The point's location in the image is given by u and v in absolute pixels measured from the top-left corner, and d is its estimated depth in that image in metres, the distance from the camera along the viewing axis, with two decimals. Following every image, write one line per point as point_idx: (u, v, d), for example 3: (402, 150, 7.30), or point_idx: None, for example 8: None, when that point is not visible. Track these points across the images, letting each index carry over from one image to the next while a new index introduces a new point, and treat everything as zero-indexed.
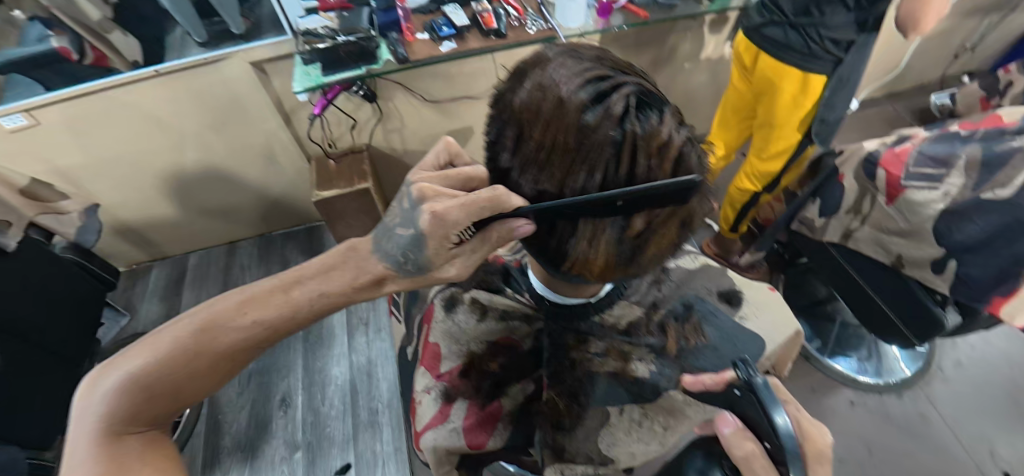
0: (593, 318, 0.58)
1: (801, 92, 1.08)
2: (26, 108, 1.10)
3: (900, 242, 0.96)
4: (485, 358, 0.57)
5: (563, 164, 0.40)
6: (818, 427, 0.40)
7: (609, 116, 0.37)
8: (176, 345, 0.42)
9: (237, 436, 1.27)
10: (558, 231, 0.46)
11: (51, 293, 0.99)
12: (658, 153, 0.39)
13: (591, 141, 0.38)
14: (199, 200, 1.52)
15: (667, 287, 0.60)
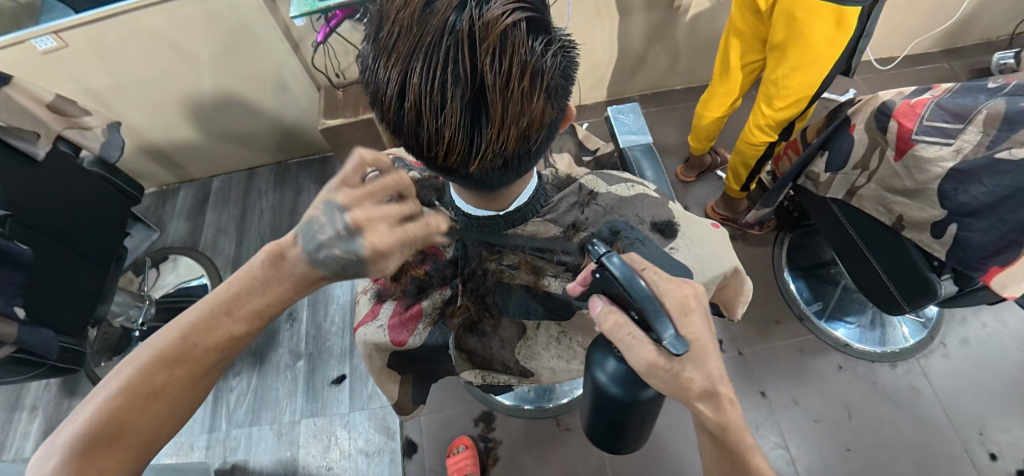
0: (505, 231, 0.58)
1: (834, 27, 0.93)
2: (55, 30, 1.17)
3: (903, 201, 0.90)
4: (412, 265, 0.61)
5: (406, 49, 0.42)
6: (675, 284, 0.47)
7: (446, 3, 0.40)
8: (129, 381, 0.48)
9: (248, 343, 1.41)
10: (413, 119, 0.44)
11: (80, 201, 1.10)
12: (497, 46, 0.40)
13: (428, 25, 0.41)
14: (219, 125, 1.60)
15: (593, 211, 0.59)
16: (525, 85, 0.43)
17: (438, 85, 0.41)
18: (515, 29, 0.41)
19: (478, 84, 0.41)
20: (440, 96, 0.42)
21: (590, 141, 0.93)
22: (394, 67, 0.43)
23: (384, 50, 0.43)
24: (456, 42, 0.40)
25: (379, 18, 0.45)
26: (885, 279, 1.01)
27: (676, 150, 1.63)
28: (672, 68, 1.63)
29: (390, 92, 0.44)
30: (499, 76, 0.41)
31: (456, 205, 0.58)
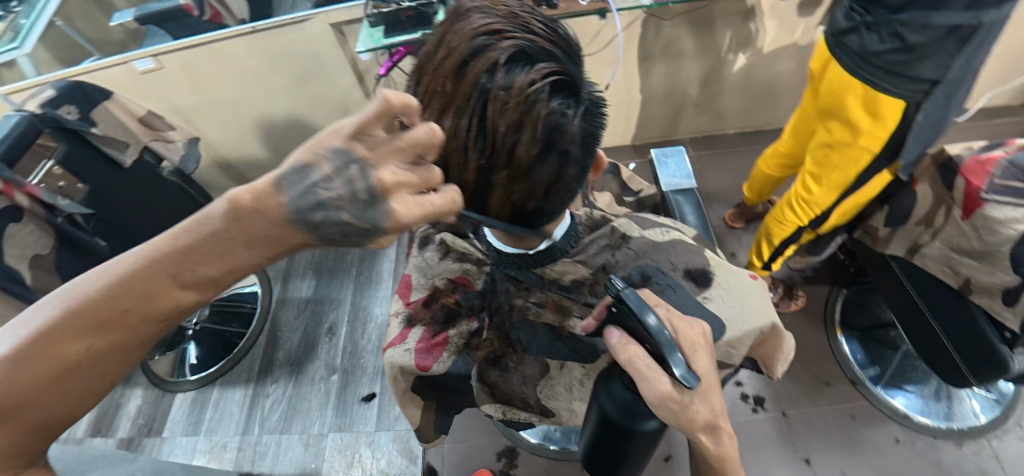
0: (533, 269, 0.59)
1: (869, 112, 0.88)
2: (154, 53, 1.33)
3: (970, 264, 0.83)
4: (444, 292, 0.63)
5: (438, 105, 0.44)
6: (686, 321, 0.46)
7: (481, 65, 0.42)
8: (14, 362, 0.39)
9: (288, 351, 1.47)
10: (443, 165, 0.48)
11: (153, 204, 1.22)
12: (519, 111, 0.42)
13: (463, 84, 0.43)
14: (287, 145, 1.73)
15: (624, 254, 0.58)
16: (538, 146, 0.45)
17: (462, 139, 0.45)
18: (538, 97, 0.43)
19: (499, 145, 0.44)
20: (466, 151, 0.45)
21: (633, 182, 0.90)
22: (428, 114, 0.46)
23: (422, 95, 0.46)
24: (484, 103, 0.43)
25: (420, 67, 0.47)
26: (949, 349, 0.92)
27: (724, 194, 1.58)
28: (724, 111, 1.60)
29: None
30: (518, 141, 0.44)
31: (489, 240, 0.60)
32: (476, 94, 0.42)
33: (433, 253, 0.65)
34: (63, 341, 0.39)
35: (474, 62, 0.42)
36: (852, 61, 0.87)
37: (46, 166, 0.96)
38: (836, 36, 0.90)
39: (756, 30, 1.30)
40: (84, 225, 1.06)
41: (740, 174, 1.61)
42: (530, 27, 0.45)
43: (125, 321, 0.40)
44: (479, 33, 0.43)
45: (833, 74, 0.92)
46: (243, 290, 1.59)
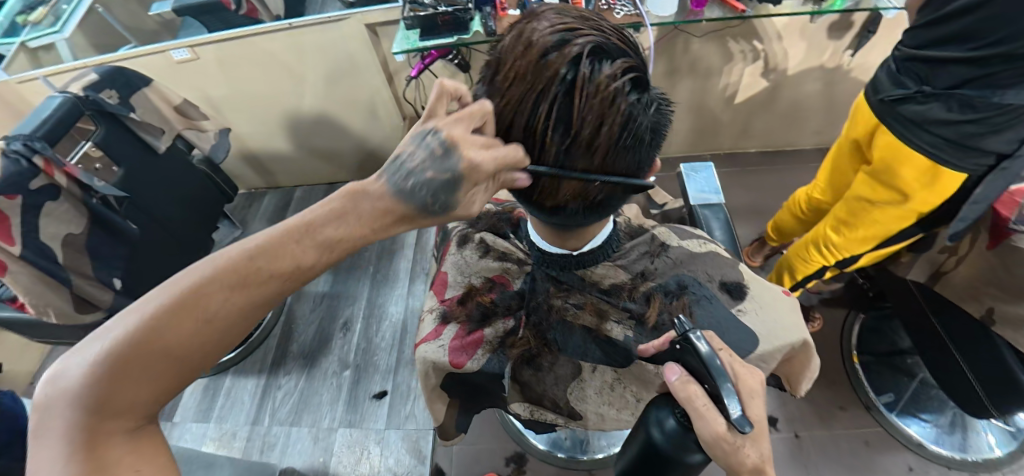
0: (575, 271, 0.60)
1: (926, 184, 0.85)
2: (192, 44, 1.37)
3: (997, 294, 0.83)
4: (481, 290, 0.63)
5: (515, 96, 0.44)
6: (749, 370, 0.46)
7: (562, 57, 0.41)
8: (163, 308, 0.39)
9: (302, 344, 1.49)
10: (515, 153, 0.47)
11: (183, 193, 1.24)
12: (599, 106, 0.42)
13: (542, 75, 0.42)
14: (312, 142, 1.76)
15: (662, 262, 0.59)
16: (617, 135, 0.44)
17: (544, 130, 0.44)
18: (620, 85, 0.42)
19: (573, 136, 0.44)
20: (540, 141, 0.45)
21: (659, 195, 0.92)
22: (506, 108, 0.45)
23: (500, 90, 0.45)
24: (568, 93, 0.42)
25: (494, 60, 0.47)
26: (969, 378, 0.92)
27: (743, 211, 1.58)
28: (746, 130, 1.61)
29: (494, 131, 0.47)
30: (594, 133, 0.44)
31: (533, 240, 0.61)
32: (560, 84, 0.41)
33: (472, 252, 0.66)
34: (209, 301, 0.40)
35: (556, 54, 0.41)
36: (916, 133, 0.81)
37: (84, 147, 1.01)
38: (887, 101, 0.85)
39: (784, 51, 1.31)
40: (117, 207, 1.06)
41: (760, 192, 1.61)
42: (601, 23, 0.45)
43: (258, 277, 0.41)
44: (556, 28, 0.42)
45: (883, 137, 0.88)
46: None
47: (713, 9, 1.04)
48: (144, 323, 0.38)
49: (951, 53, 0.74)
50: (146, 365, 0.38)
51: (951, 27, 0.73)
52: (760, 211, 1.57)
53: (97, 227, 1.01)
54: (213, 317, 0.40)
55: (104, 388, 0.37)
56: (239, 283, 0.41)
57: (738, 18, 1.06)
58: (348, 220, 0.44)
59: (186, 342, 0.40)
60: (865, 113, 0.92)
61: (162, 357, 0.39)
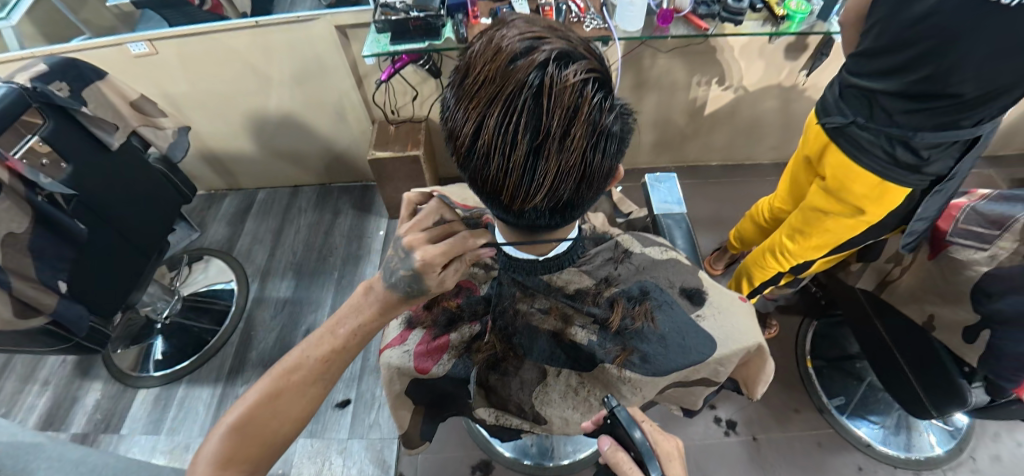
0: (541, 276, 0.58)
1: (875, 197, 0.91)
2: (149, 38, 1.32)
3: (936, 302, 0.89)
4: (447, 296, 0.62)
5: (477, 103, 0.34)
6: (663, 439, 0.54)
7: (531, 61, 0.32)
8: (263, 388, 0.52)
9: (262, 352, 1.45)
10: (475, 162, 0.37)
11: (142, 194, 1.19)
12: (571, 116, 0.33)
13: (509, 79, 0.33)
14: (276, 143, 1.71)
15: (625, 268, 0.59)
16: (592, 146, 0.35)
17: (510, 138, 0.34)
18: (592, 93, 0.33)
19: (543, 146, 0.34)
20: (507, 151, 0.35)
21: (624, 205, 0.93)
22: (469, 113, 0.35)
23: (462, 98, 0.36)
24: (536, 96, 0.33)
25: (460, 68, 0.38)
26: (912, 380, 0.98)
27: (705, 222, 1.64)
28: (708, 144, 1.67)
29: (457, 143, 0.37)
30: (567, 144, 0.34)
31: (498, 243, 0.58)
32: (527, 86, 0.32)
33: None
34: (293, 383, 0.53)
35: (524, 56, 0.33)
36: (862, 154, 0.88)
37: (31, 141, 0.92)
38: (830, 127, 0.92)
39: (744, 69, 1.38)
40: (64, 206, 1.00)
41: (722, 204, 1.68)
42: (569, 33, 0.37)
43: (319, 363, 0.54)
44: (525, 34, 0.34)
45: (832, 156, 0.93)
46: (217, 288, 1.58)
47: (678, 26, 1.09)
48: (253, 402, 0.51)
49: (890, 84, 0.80)
50: (245, 436, 0.50)
51: (889, 61, 0.79)
52: (721, 222, 1.63)
53: (41, 225, 0.95)
54: (291, 387, 0.53)
55: (226, 453, 0.49)
56: (294, 368, 0.54)
57: (701, 37, 1.11)
58: (362, 312, 0.55)
59: (275, 410, 0.52)
60: (815, 133, 0.97)
61: (252, 426, 0.51)
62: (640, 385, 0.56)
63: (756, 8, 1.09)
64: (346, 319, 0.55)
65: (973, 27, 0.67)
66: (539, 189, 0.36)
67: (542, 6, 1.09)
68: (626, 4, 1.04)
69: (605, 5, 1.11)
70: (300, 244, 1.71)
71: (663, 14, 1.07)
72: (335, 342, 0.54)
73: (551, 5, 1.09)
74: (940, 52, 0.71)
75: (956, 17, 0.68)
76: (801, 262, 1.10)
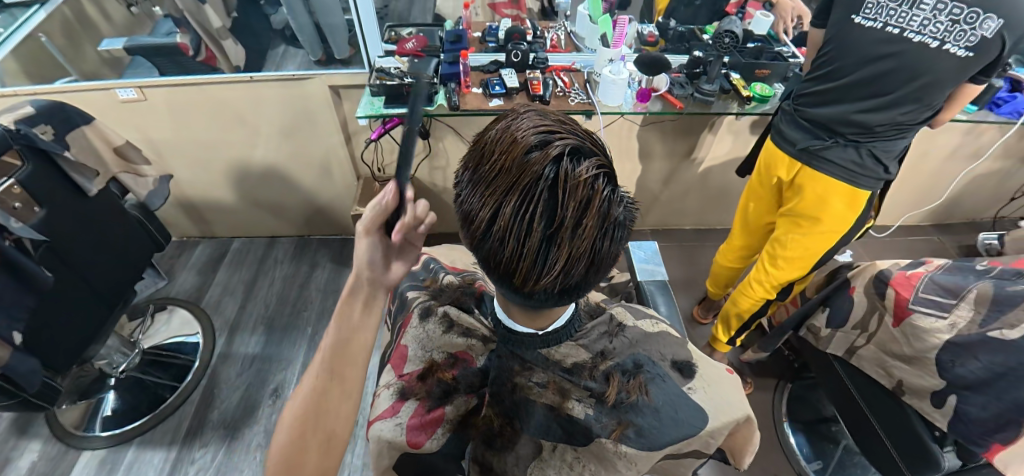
0: (539, 350, 0.54)
1: (846, 204, 1.00)
2: (140, 85, 1.34)
3: (901, 366, 0.95)
4: (443, 367, 0.57)
5: (494, 190, 0.36)
6: None
7: (545, 155, 0.34)
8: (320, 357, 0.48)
9: (224, 413, 1.36)
10: (490, 242, 0.38)
11: (114, 240, 1.15)
12: (581, 206, 0.35)
13: (525, 173, 0.34)
14: (257, 193, 1.70)
15: (620, 341, 0.57)
16: (602, 235, 0.37)
17: (525, 226, 0.35)
18: (600, 188, 0.35)
19: (556, 232, 0.35)
20: (522, 237, 0.36)
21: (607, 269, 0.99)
22: (485, 200, 0.37)
23: (479, 184, 0.38)
24: (550, 189, 0.34)
25: (475, 153, 0.40)
26: (888, 445, 1.01)
27: (681, 283, 1.69)
28: (682, 209, 1.77)
29: (474, 225, 0.39)
30: (580, 230, 0.35)
31: (498, 316, 0.55)
32: (542, 179, 0.34)
33: (434, 326, 0.60)
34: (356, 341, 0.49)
35: (539, 149, 0.35)
36: (830, 160, 0.96)
37: (5, 183, 0.89)
38: (806, 150, 0.98)
39: (714, 142, 1.49)
40: (32, 252, 0.95)
41: (697, 266, 1.74)
42: (578, 126, 0.39)
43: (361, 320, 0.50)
44: (538, 127, 0.36)
45: (803, 175, 1.00)
46: (181, 342, 1.51)
47: (655, 103, 1.18)
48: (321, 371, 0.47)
49: (852, 116, 0.92)
50: (322, 405, 0.45)
51: (861, 93, 0.90)
52: (697, 284, 1.68)
53: (4, 272, 0.89)
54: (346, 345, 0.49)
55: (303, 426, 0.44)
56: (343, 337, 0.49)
57: (676, 114, 1.20)
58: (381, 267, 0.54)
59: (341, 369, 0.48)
60: (778, 160, 1.05)
61: (326, 396, 0.46)
62: (637, 459, 0.53)
63: (728, 90, 1.20)
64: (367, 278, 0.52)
65: (935, 66, 0.82)
66: (551, 274, 0.37)
67: (531, 80, 1.17)
68: (609, 81, 1.12)
69: (588, 82, 1.21)
70: (273, 297, 1.66)
71: (642, 92, 1.16)
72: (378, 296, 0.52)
73: (540, 79, 1.17)
74: (910, 82, 0.85)
75: (926, 57, 0.82)
76: (783, 284, 1.15)
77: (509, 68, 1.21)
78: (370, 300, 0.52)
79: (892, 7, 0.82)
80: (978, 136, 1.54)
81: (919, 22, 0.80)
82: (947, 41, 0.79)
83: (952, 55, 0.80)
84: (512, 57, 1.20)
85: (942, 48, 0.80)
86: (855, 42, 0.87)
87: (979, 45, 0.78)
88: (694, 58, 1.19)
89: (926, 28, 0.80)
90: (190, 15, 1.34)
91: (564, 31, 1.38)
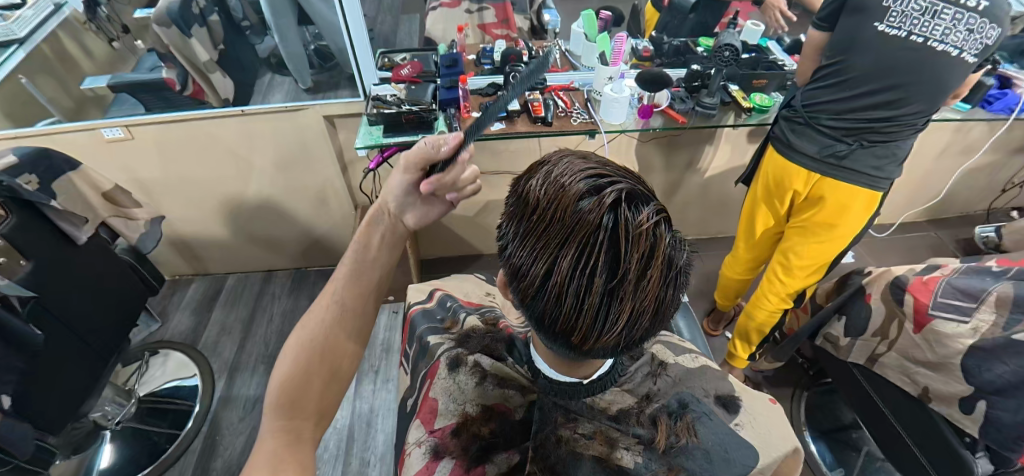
0: (583, 399, 0.52)
1: (865, 209, 1.01)
2: (129, 124, 1.30)
3: (927, 373, 0.93)
4: (478, 421, 0.53)
5: (547, 244, 0.34)
6: None
7: (600, 205, 0.32)
8: (319, 317, 0.51)
9: (228, 460, 1.30)
10: (545, 300, 0.35)
11: (104, 287, 1.10)
12: (644, 256, 0.32)
13: (581, 225, 0.32)
14: (252, 228, 1.65)
15: (664, 382, 0.55)
16: (664, 283, 0.35)
17: (584, 281, 0.33)
18: (661, 234, 0.33)
19: (619, 286, 0.33)
20: (582, 293, 0.33)
21: None
22: (539, 255, 0.34)
23: (528, 237, 0.35)
24: (609, 240, 0.32)
25: (518, 202, 0.38)
26: (918, 454, 0.98)
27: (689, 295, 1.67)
28: (684, 220, 1.76)
29: (525, 281, 0.36)
30: (644, 281, 0.33)
31: (537, 365, 0.53)
32: (603, 227, 0.32)
33: (466, 377, 0.57)
34: (357, 308, 0.53)
35: (593, 196, 0.32)
36: (847, 171, 0.96)
37: None
38: (823, 162, 0.98)
39: (714, 153, 1.49)
40: (19, 310, 0.89)
41: (704, 277, 1.73)
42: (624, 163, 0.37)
43: (367, 282, 0.54)
44: (586, 171, 0.34)
45: (821, 187, 1.00)
46: (177, 387, 1.44)
47: (656, 119, 1.18)
48: (317, 327, 0.50)
49: (862, 123, 0.92)
50: (322, 358, 0.49)
51: (869, 103, 0.90)
52: (705, 295, 1.67)
53: None
54: (347, 307, 0.52)
55: (299, 380, 0.47)
56: (345, 299, 0.52)
57: (678, 129, 1.21)
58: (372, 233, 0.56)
59: (339, 329, 0.51)
60: (791, 172, 1.03)
61: (321, 352, 0.49)
62: None
63: (728, 102, 1.21)
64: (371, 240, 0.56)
65: (944, 71, 0.83)
66: (614, 329, 0.34)
67: (531, 102, 1.15)
68: (611, 100, 1.12)
69: (589, 101, 1.20)
70: (273, 335, 1.60)
71: (643, 109, 1.17)
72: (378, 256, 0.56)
73: (540, 101, 1.16)
74: (919, 90, 0.86)
75: (937, 62, 0.82)
76: (798, 292, 1.15)
77: (508, 91, 1.19)
78: (373, 263, 0.55)
79: (916, 16, 0.80)
80: (968, 132, 1.57)
81: (941, 31, 0.80)
82: (965, 50, 0.81)
83: (962, 61, 0.82)
84: (511, 79, 1.19)
85: (959, 56, 0.82)
86: (866, 53, 0.86)
87: (983, 51, 0.82)
88: (694, 72, 1.20)
89: (948, 37, 0.80)
90: (176, 50, 1.32)
91: (559, 49, 1.37)
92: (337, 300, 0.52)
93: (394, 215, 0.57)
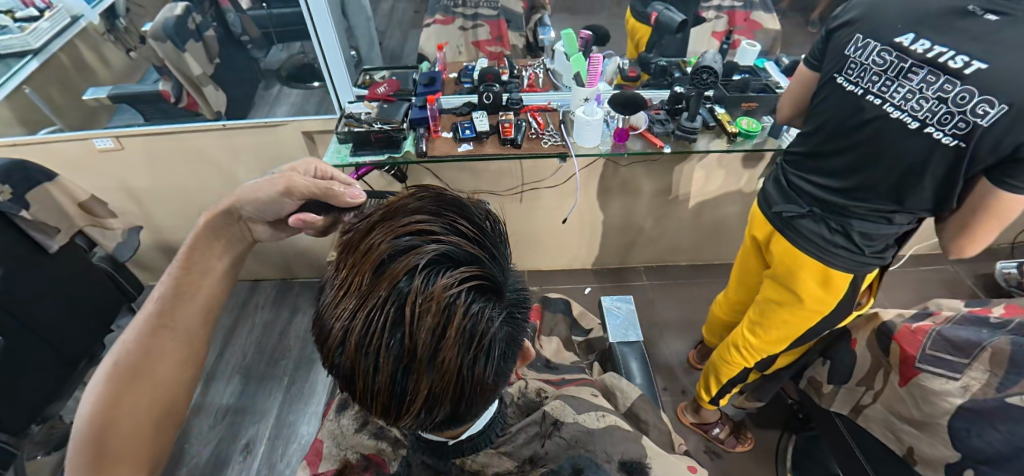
0: (453, 460, 0.54)
1: (820, 283, 0.93)
2: (118, 135, 1.33)
3: (911, 431, 0.85)
4: (355, 468, 0.58)
5: (352, 302, 0.41)
6: None
7: (399, 269, 0.40)
8: (133, 337, 0.50)
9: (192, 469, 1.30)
10: (350, 357, 0.41)
11: (78, 295, 1.12)
12: (436, 319, 0.39)
13: (378, 290, 0.39)
14: None
15: (553, 445, 0.58)
16: (466, 349, 0.41)
17: (377, 337, 0.39)
18: (459, 300, 0.40)
19: (412, 345, 0.39)
20: (377, 351, 0.40)
21: (584, 319, 0.93)
22: (342, 314, 0.41)
23: (340, 296, 0.42)
24: (401, 304, 0.39)
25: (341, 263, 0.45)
26: None
27: (676, 325, 1.60)
28: (675, 245, 1.69)
29: (334, 339, 0.42)
30: (435, 343, 0.39)
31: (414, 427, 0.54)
32: (395, 292, 0.39)
33: (349, 421, 0.62)
34: (188, 327, 0.53)
35: (397, 260, 0.41)
36: (799, 233, 0.93)
37: None
38: (782, 216, 0.96)
39: (703, 178, 1.43)
40: None
41: (693, 306, 1.66)
42: (455, 223, 0.45)
43: (195, 297, 0.56)
44: (405, 236, 0.42)
45: (778, 243, 0.98)
46: None
47: (634, 142, 1.14)
48: (133, 350, 0.49)
49: (820, 184, 0.90)
50: (133, 378, 0.48)
51: (833, 163, 0.87)
52: (691, 326, 1.60)
53: None
54: (166, 329, 0.52)
55: (110, 408, 0.46)
56: (160, 324, 0.52)
57: (657, 153, 1.16)
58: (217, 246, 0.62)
59: (158, 347, 0.50)
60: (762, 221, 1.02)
61: (137, 374, 0.48)
62: None
63: (711, 125, 1.15)
64: (205, 265, 0.59)
65: (904, 144, 0.76)
66: (413, 389, 0.41)
67: (502, 123, 1.13)
68: (583, 123, 1.07)
69: (563, 123, 1.18)
70: (251, 346, 1.60)
71: (619, 132, 1.12)
72: (210, 280, 0.58)
73: (512, 122, 1.14)
74: (875, 160, 0.80)
75: (894, 131, 0.76)
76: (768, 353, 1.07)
77: (481, 111, 1.18)
78: (195, 281, 0.57)
79: (877, 70, 0.77)
80: None
81: (902, 95, 0.75)
82: (929, 123, 0.72)
83: (929, 139, 0.73)
84: (483, 99, 1.17)
85: (922, 130, 0.73)
86: (836, 105, 0.84)
87: (969, 133, 0.69)
88: (676, 94, 1.15)
89: (908, 103, 0.74)
90: (171, 63, 1.37)
91: (543, 68, 1.34)
92: (152, 324, 0.52)
93: (243, 217, 0.66)
